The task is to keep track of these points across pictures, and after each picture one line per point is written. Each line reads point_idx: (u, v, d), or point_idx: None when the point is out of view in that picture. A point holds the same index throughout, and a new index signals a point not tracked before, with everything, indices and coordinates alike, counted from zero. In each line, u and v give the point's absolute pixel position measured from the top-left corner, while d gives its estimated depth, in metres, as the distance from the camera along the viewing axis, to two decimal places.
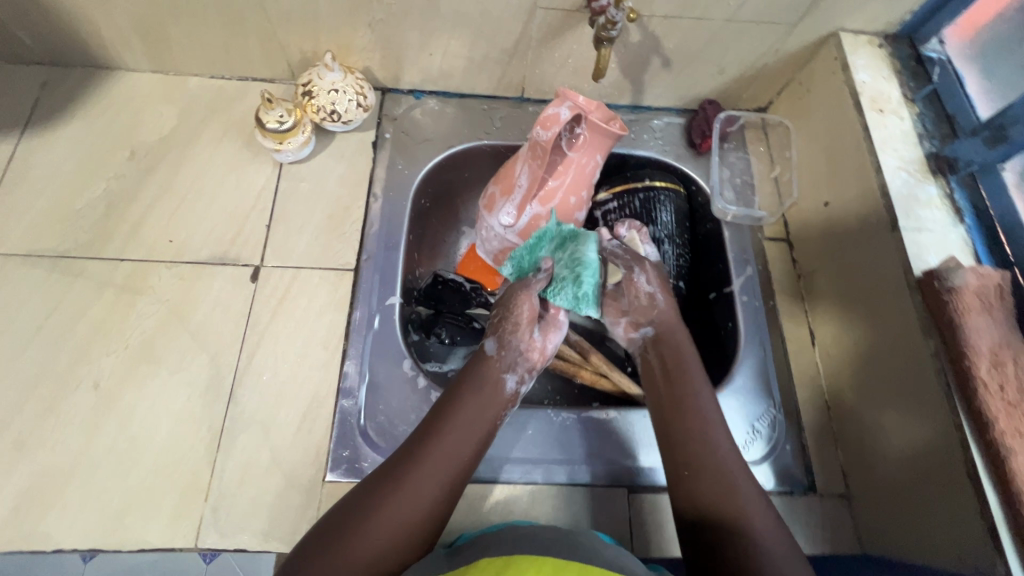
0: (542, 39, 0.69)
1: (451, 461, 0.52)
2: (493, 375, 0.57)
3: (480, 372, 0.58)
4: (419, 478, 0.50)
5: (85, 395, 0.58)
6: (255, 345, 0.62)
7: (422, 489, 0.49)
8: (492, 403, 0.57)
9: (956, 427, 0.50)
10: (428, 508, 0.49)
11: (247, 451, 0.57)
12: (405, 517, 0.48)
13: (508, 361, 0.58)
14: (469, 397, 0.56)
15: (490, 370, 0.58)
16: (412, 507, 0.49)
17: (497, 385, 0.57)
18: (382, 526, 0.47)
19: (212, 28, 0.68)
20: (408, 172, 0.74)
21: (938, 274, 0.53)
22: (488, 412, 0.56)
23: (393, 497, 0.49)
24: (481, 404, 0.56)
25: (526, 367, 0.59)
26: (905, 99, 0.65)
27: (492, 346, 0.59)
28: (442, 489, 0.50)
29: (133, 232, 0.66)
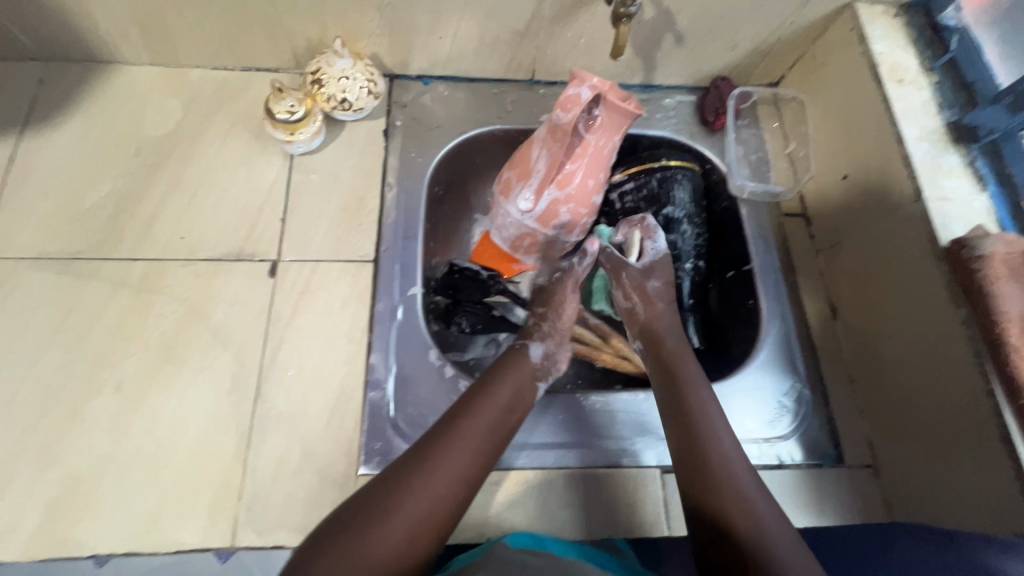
0: (555, 19, 0.68)
1: (477, 451, 0.51)
2: (529, 371, 0.60)
3: (516, 368, 0.60)
4: (449, 463, 0.49)
5: (109, 399, 0.57)
6: (278, 341, 0.61)
7: (449, 476, 0.48)
8: (516, 398, 0.57)
9: (987, 394, 0.51)
10: (454, 496, 0.47)
11: (278, 448, 0.57)
12: (430, 503, 0.46)
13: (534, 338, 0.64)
14: (496, 389, 0.56)
15: (525, 369, 0.60)
16: (438, 495, 0.47)
17: (529, 380, 0.59)
18: (407, 512, 0.45)
19: (216, 17, 0.66)
20: (421, 160, 0.73)
21: (967, 243, 0.53)
22: (512, 405, 0.56)
23: (419, 482, 0.47)
24: (507, 397, 0.56)
25: (557, 365, 0.63)
26: (922, 69, 0.64)
27: (533, 351, 0.63)
28: (467, 477, 0.49)
29: (146, 231, 0.65)
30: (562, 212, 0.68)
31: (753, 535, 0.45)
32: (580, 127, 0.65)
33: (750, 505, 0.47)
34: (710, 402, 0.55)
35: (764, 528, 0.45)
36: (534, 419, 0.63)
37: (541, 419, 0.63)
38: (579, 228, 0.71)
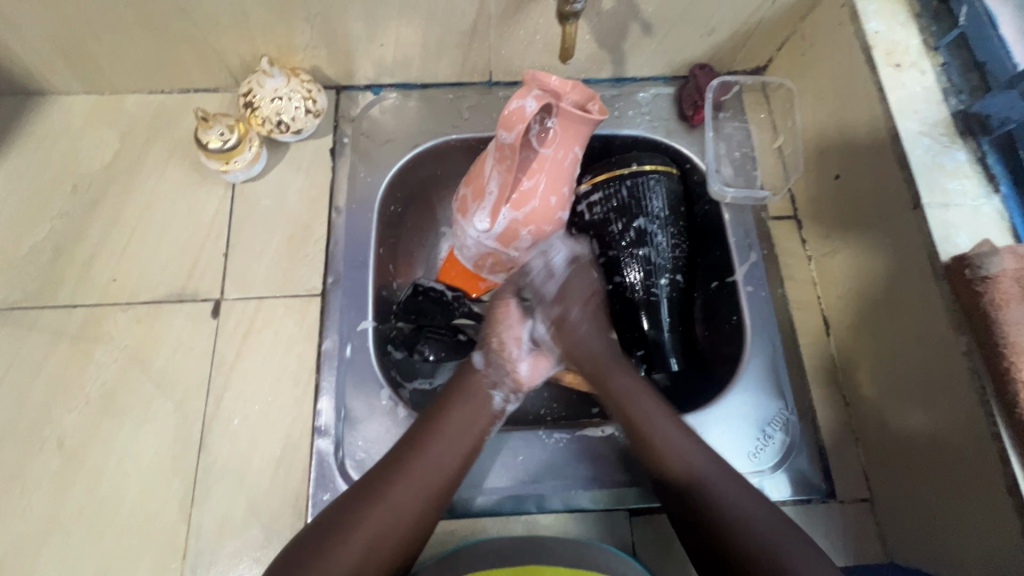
0: (502, 16, 0.61)
1: (435, 476, 0.49)
2: (478, 388, 0.55)
3: (468, 384, 0.55)
4: (399, 490, 0.47)
5: (51, 456, 0.56)
6: (222, 388, 0.59)
7: (400, 504, 0.46)
8: (480, 412, 0.53)
9: (993, 437, 0.44)
10: (409, 521, 0.46)
11: (223, 502, 0.55)
12: (384, 530, 0.45)
13: (493, 378, 0.56)
14: (459, 402, 0.53)
15: (476, 381, 0.56)
16: (392, 520, 0.46)
17: (486, 400, 0.54)
18: (362, 536, 0.44)
19: (135, 40, 0.61)
20: (371, 179, 0.68)
21: (971, 259, 0.45)
22: (474, 426, 0.53)
23: (370, 509, 0.46)
24: (466, 411, 0.53)
25: (512, 384, 0.57)
26: (926, 48, 0.56)
27: (479, 359, 0.58)
28: (421, 500, 0.47)
29: (84, 275, 0.62)
30: (522, 234, 0.61)
31: (723, 513, 0.47)
32: (533, 141, 0.59)
33: (704, 480, 0.49)
34: (639, 387, 0.56)
35: (729, 501, 0.47)
36: (491, 458, 0.58)
37: (498, 461, 0.58)
38: (545, 248, 0.63)
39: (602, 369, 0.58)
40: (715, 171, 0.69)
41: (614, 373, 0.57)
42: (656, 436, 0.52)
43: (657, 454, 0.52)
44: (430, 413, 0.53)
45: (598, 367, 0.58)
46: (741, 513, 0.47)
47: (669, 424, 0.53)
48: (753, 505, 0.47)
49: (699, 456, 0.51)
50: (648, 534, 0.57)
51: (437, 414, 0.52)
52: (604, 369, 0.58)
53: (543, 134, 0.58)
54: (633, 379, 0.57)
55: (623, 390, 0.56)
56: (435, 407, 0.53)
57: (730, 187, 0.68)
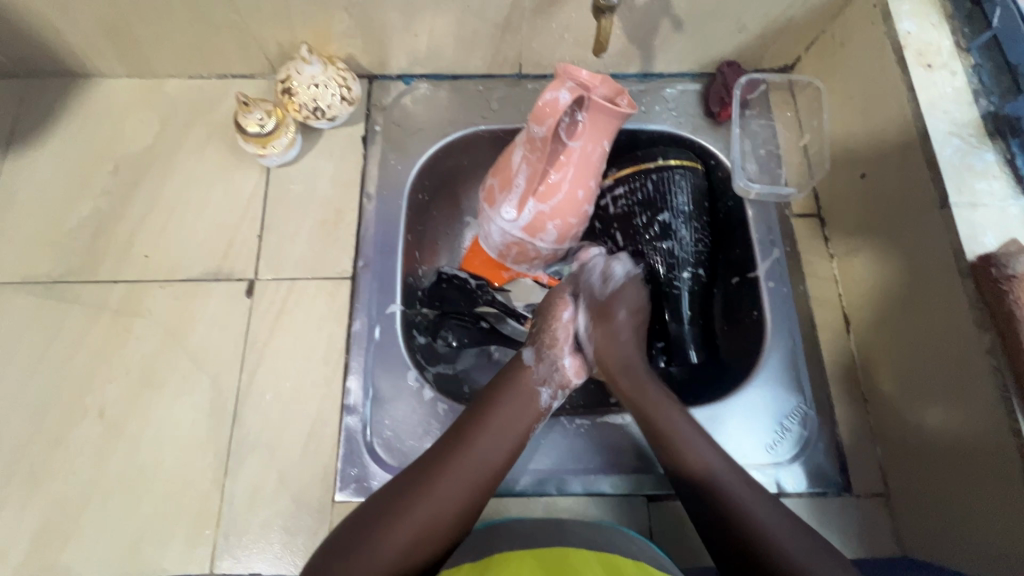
0: (536, 9, 0.62)
1: (481, 473, 0.50)
2: (529, 386, 0.55)
3: (514, 379, 0.56)
4: (447, 485, 0.48)
5: (93, 424, 0.58)
6: (255, 365, 0.61)
7: (449, 497, 0.47)
8: (524, 413, 0.54)
9: (1013, 432, 0.45)
10: (452, 520, 0.47)
11: (255, 474, 0.57)
12: (430, 524, 0.46)
13: (543, 374, 0.57)
14: (504, 400, 0.54)
15: (525, 379, 0.56)
16: (438, 515, 0.46)
17: (532, 396, 0.55)
18: (413, 527, 0.45)
19: (179, 26, 0.63)
20: (401, 167, 0.70)
21: (998, 258, 0.46)
22: (520, 424, 0.54)
23: (419, 499, 0.47)
24: (512, 409, 0.54)
25: (561, 381, 0.58)
26: (957, 49, 0.56)
27: (529, 356, 0.58)
28: (468, 495, 0.48)
29: (125, 252, 0.64)
30: (548, 227, 0.63)
31: (736, 511, 0.47)
32: (562, 133, 0.59)
33: (722, 479, 0.49)
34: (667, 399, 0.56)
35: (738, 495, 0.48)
36: None
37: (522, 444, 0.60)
38: (569, 238, 0.65)
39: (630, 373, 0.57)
40: (740, 168, 0.70)
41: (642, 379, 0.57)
42: (679, 439, 0.52)
43: (678, 459, 0.52)
44: (477, 408, 0.54)
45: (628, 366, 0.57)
46: (755, 513, 0.46)
47: (693, 433, 0.53)
48: (767, 504, 0.47)
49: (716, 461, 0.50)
50: (665, 521, 0.59)
51: (485, 408, 0.54)
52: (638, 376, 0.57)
53: (571, 129, 0.59)
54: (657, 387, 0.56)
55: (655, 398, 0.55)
56: (487, 397, 0.55)
57: (755, 183, 0.69)
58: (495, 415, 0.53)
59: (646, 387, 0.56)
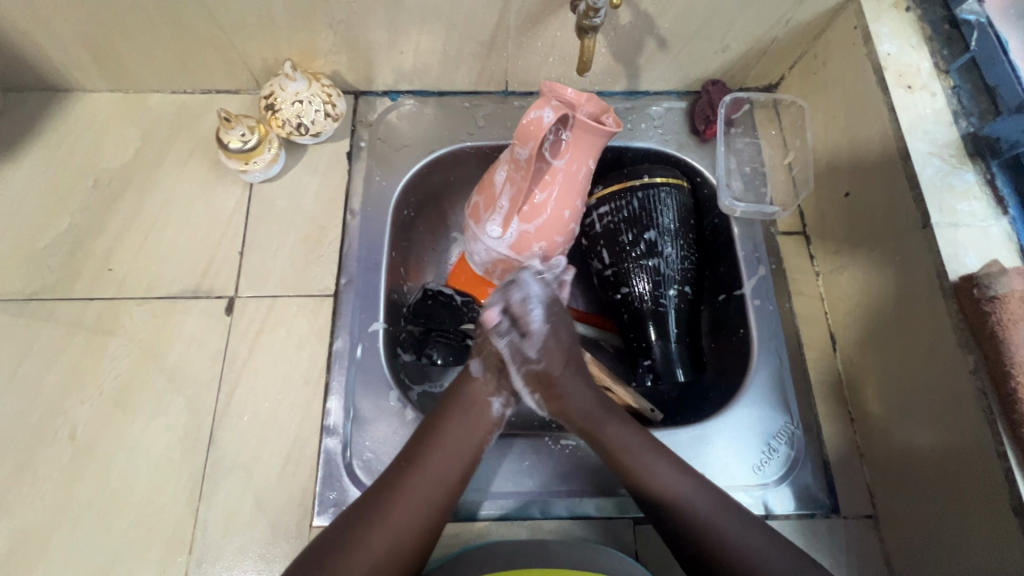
0: (521, 28, 0.62)
1: (433, 493, 0.49)
2: (479, 399, 0.54)
3: (464, 393, 0.54)
4: (399, 511, 0.47)
5: (63, 446, 0.56)
6: (233, 385, 0.59)
7: (400, 522, 0.46)
8: (477, 428, 0.53)
9: (999, 455, 0.45)
10: (405, 547, 0.46)
11: (230, 498, 0.55)
12: (385, 553, 0.45)
13: (496, 385, 0.55)
14: (455, 415, 0.53)
15: (474, 392, 0.54)
16: (390, 542, 0.46)
17: (484, 410, 0.54)
18: (365, 559, 0.45)
19: (163, 41, 0.62)
20: (386, 184, 0.69)
21: (979, 280, 0.46)
22: (474, 437, 0.53)
23: (371, 530, 0.46)
24: (464, 422, 0.53)
25: (513, 390, 0.56)
26: (937, 71, 0.57)
27: (476, 368, 0.56)
28: (422, 520, 0.47)
29: (102, 269, 0.63)
30: (534, 247, 0.62)
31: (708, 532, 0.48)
32: (546, 153, 0.60)
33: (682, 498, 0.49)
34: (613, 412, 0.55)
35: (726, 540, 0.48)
36: (498, 464, 0.58)
37: (505, 465, 0.58)
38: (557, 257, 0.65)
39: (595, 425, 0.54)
40: (725, 186, 0.69)
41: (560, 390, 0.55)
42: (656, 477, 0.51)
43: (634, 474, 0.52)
44: (428, 424, 0.53)
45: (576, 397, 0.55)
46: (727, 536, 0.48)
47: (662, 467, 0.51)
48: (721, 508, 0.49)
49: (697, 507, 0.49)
50: (651, 543, 0.57)
51: (433, 425, 0.52)
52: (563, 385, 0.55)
53: (555, 149, 0.60)
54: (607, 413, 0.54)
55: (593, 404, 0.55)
56: (434, 414, 0.53)
57: (741, 201, 0.68)
58: (443, 433, 0.52)
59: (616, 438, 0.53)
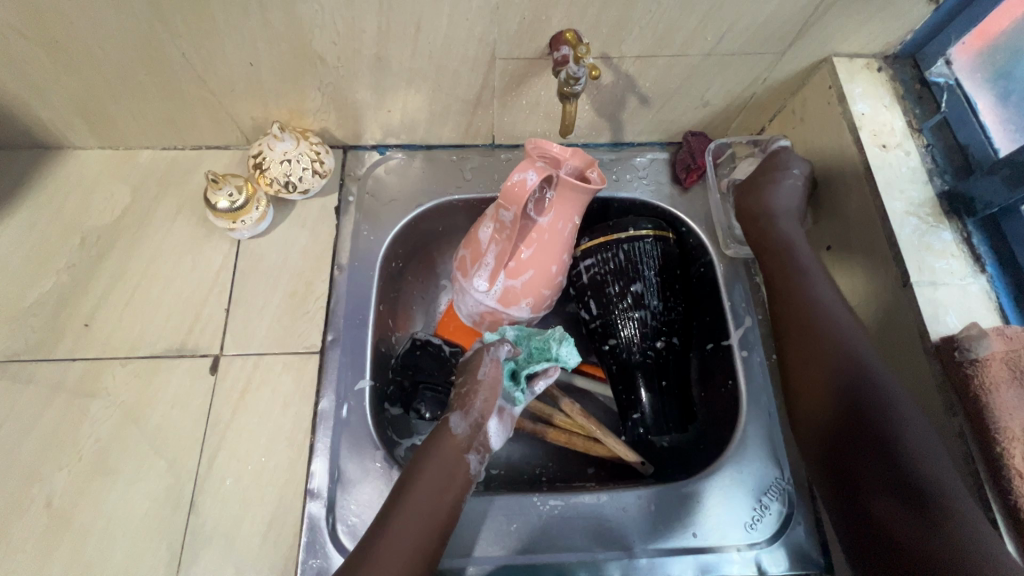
0: (506, 88, 0.64)
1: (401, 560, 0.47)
2: (455, 455, 0.53)
3: (440, 453, 0.53)
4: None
5: (38, 516, 0.55)
6: (216, 447, 0.58)
7: None
8: (452, 486, 0.52)
9: (989, 521, 0.45)
10: None
11: (211, 567, 0.54)
12: None
13: (470, 441, 0.54)
14: (425, 472, 0.51)
15: (451, 448, 0.53)
16: None
17: (460, 464, 0.53)
18: None
19: (153, 103, 0.63)
20: (374, 238, 0.69)
21: (961, 342, 0.47)
22: (445, 497, 0.51)
23: None
24: (439, 476, 0.51)
25: (485, 443, 0.56)
26: (910, 129, 0.59)
27: (457, 423, 0.54)
28: None
29: (85, 329, 0.63)
30: (521, 301, 0.63)
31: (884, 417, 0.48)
32: (531, 211, 0.60)
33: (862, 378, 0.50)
34: (819, 283, 0.58)
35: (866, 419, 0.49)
36: (484, 528, 0.57)
37: (491, 529, 0.57)
38: (544, 308, 0.65)
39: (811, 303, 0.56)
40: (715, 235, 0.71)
41: (791, 271, 0.59)
42: (828, 337, 0.54)
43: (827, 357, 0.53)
44: (399, 487, 0.51)
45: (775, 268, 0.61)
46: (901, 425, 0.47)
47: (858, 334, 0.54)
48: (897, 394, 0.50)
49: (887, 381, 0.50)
50: None
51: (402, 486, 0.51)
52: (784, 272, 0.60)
53: (540, 206, 0.60)
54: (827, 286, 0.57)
55: (819, 294, 0.57)
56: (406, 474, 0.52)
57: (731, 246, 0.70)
58: (413, 491, 0.50)
59: (821, 309, 0.55)
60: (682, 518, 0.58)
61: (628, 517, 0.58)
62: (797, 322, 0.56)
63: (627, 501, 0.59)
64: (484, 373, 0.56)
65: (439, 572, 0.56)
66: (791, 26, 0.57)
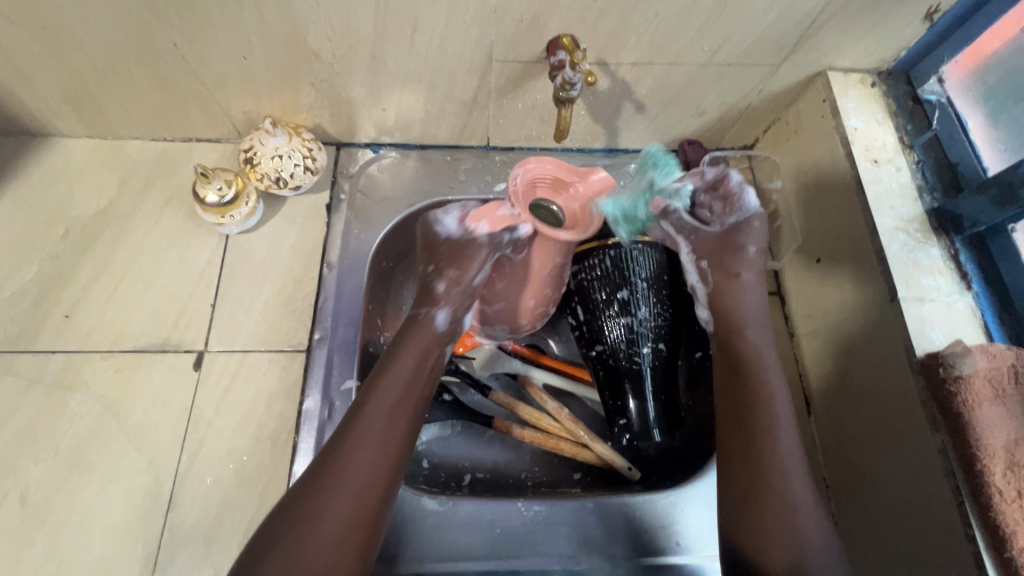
0: (502, 90, 0.63)
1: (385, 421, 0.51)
2: (426, 334, 0.57)
3: (420, 337, 0.56)
4: (359, 442, 0.49)
5: (11, 512, 0.54)
6: (197, 445, 0.57)
7: (366, 459, 0.48)
8: (382, 462, 0.49)
9: (967, 537, 0.45)
10: (372, 489, 0.48)
11: (187, 567, 0.53)
12: (354, 499, 0.47)
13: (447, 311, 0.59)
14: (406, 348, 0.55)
15: (427, 331, 0.57)
16: (356, 481, 0.47)
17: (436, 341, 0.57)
18: (339, 509, 0.46)
19: (144, 94, 0.62)
20: (365, 237, 0.68)
21: (944, 358, 0.47)
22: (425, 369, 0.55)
23: (338, 472, 0.47)
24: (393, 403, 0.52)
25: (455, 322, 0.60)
26: (901, 146, 0.60)
27: (441, 319, 0.58)
28: (383, 450, 0.49)
29: (66, 321, 0.61)
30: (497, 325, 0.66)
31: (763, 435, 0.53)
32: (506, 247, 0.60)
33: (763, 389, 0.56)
34: (738, 282, 0.62)
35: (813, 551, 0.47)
36: (465, 532, 0.57)
37: (474, 534, 0.57)
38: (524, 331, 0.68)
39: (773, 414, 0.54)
40: None
41: (762, 376, 0.57)
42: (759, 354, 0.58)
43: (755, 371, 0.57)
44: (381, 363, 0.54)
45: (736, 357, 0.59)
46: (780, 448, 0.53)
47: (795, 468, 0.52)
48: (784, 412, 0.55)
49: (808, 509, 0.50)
50: None
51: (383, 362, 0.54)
52: (756, 362, 0.58)
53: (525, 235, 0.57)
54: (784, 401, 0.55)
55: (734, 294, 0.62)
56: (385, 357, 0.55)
57: None
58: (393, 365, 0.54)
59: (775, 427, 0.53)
60: (669, 525, 0.58)
61: (612, 524, 0.58)
62: (750, 435, 0.53)
63: (612, 507, 0.59)
64: (445, 234, 0.61)
65: None
66: (787, 39, 0.57)
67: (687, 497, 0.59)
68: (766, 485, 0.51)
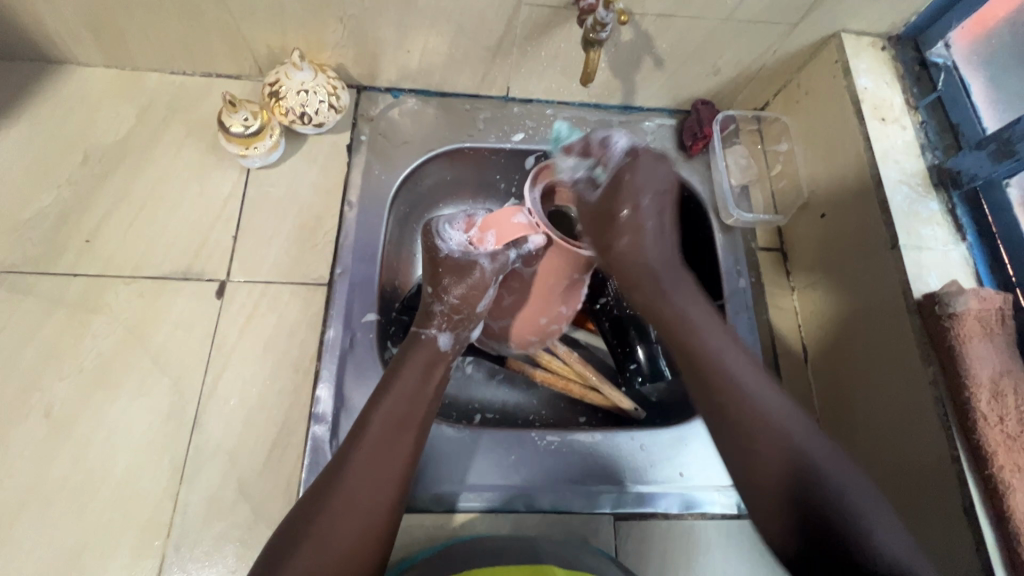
0: (527, 37, 0.64)
1: (395, 423, 0.50)
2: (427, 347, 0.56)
3: (412, 358, 0.55)
4: (368, 451, 0.48)
5: (37, 425, 0.55)
6: (220, 369, 0.59)
7: (380, 463, 0.48)
8: (384, 485, 0.48)
9: (952, 459, 0.49)
10: (387, 499, 0.47)
11: (213, 482, 0.55)
12: (367, 503, 0.46)
13: (473, 300, 0.57)
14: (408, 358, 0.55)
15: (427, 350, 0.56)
16: (368, 489, 0.47)
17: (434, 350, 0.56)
18: (353, 512, 0.45)
19: (168, 23, 0.62)
20: (385, 178, 0.70)
21: (941, 298, 0.51)
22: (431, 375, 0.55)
23: (349, 479, 0.47)
24: (401, 404, 0.52)
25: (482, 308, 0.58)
26: (907, 106, 0.63)
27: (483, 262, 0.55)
28: (396, 458, 0.49)
29: (87, 246, 0.62)
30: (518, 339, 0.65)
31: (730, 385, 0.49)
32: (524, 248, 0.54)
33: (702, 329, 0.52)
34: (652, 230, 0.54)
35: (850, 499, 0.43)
36: (481, 459, 0.59)
37: (490, 461, 0.59)
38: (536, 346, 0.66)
39: (735, 379, 0.49)
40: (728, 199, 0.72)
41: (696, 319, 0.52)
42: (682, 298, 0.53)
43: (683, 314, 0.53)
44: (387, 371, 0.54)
45: (668, 317, 0.53)
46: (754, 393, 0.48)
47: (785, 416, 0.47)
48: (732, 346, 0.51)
49: (828, 459, 0.45)
50: (630, 538, 0.59)
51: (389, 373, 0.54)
52: (681, 306, 0.53)
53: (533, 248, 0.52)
54: (726, 336, 0.51)
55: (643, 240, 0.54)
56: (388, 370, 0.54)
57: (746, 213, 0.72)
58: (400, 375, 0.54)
59: (750, 388, 0.48)
60: (672, 459, 0.62)
61: (620, 455, 0.61)
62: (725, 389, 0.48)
63: (620, 441, 0.62)
64: (447, 251, 0.56)
65: (437, 497, 0.58)
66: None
67: (690, 434, 0.63)
68: (756, 441, 0.46)
